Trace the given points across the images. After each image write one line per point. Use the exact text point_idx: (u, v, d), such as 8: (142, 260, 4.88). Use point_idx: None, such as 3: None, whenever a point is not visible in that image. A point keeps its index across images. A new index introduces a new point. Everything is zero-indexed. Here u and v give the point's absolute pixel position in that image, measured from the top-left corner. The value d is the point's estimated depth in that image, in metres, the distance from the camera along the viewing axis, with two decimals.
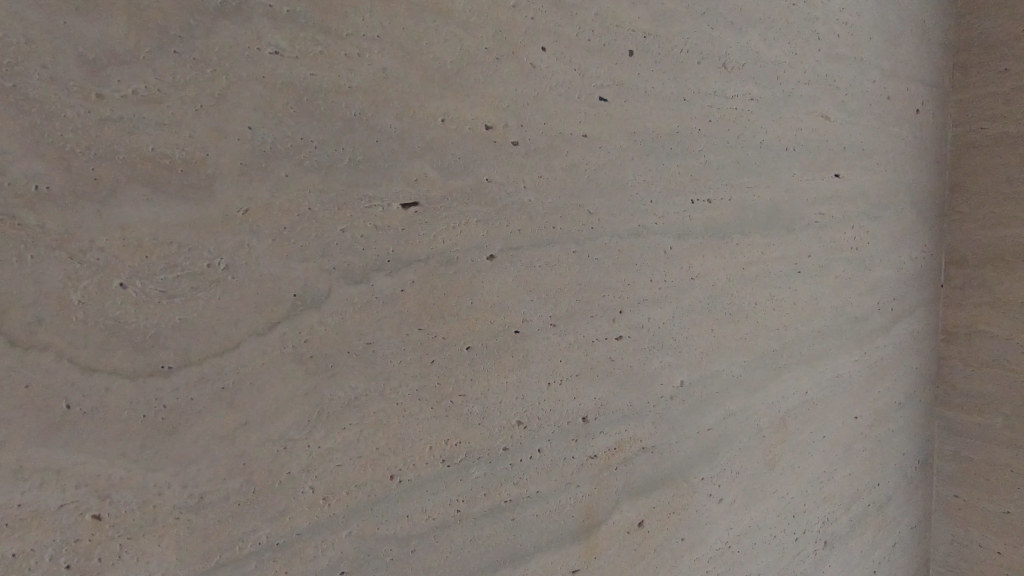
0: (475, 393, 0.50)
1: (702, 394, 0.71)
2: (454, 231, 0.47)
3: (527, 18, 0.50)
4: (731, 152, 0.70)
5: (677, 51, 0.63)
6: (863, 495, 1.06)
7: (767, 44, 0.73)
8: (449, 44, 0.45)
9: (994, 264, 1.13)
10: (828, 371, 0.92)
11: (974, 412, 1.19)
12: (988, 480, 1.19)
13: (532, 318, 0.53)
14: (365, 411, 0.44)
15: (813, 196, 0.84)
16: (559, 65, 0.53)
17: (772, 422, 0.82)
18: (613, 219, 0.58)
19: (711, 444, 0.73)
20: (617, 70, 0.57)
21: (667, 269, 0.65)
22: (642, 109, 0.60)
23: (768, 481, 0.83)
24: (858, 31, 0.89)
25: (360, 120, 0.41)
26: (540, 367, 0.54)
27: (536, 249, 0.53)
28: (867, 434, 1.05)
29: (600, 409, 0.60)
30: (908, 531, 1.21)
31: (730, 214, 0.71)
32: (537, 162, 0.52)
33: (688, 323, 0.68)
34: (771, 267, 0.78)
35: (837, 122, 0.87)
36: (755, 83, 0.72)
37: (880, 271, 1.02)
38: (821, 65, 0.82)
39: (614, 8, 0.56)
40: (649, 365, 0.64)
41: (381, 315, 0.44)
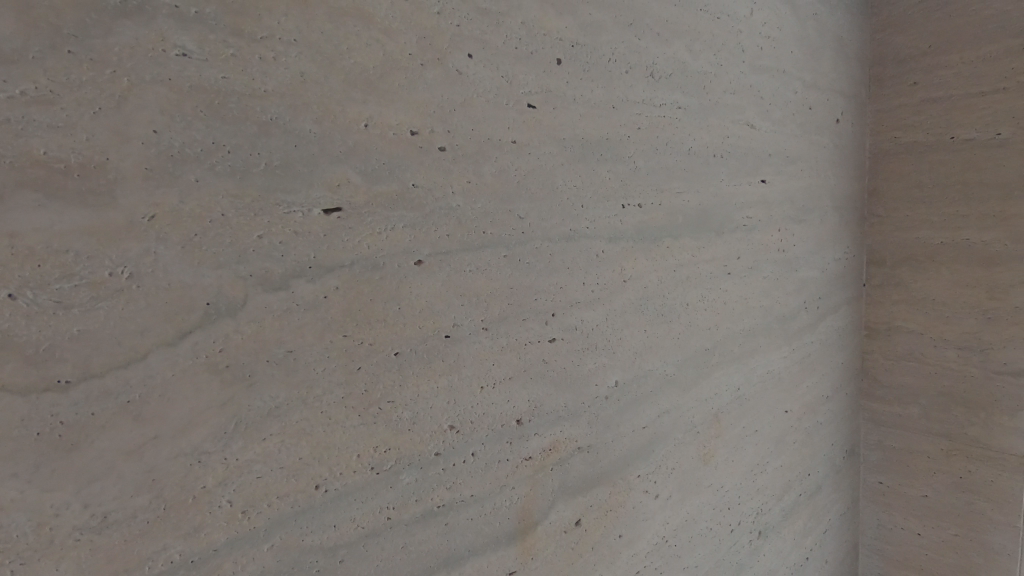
0: (404, 399, 0.50)
1: (636, 394, 0.73)
2: (380, 236, 0.47)
3: (453, 26, 0.50)
4: (660, 159, 0.73)
5: (605, 60, 0.65)
6: (794, 485, 1.11)
7: (693, 54, 0.77)
8: (371, 49, 0.45)
9: (908, 264, 1.21)
10: (758, 368, 0.96)
11: (894, 403, 1.27)
12: (908, 465, 1.27)
13: (463, 322, 0.53)
14: (286, 421, 0.43)
15: (740, 201, 0.88)
16: (486, 72, 0.53)
17: (705, 418, 0.86)
18: (544, 224, 0.60)
19: (646, 442, 0.75)
20: (545, 78, 0.58)
21: (599, 272, 0.66)
22: (571, 116, 0.61)
23: (702, 476, 0.87)
24: (780, 44, 0.94)
25: (276, 125, 0.41)
26: (471, 371, 0.54)
27: (466, 254, 0.53)
28: (797, 427, 1.10)
29: (534, 411, 0.61)
30: (837, 517, 1.28)
31: (660, 218, 0.74)
32: (466, 167, 0.52)
33: (620, 323, 0.70)
34: (702, 269, 0.82)
35: (763, 131, 0.91)
36: (682, 92, 0.75)
37: (806, 272, 1.07)
38: (745, 76, 0.86)
39: (541, 17, 0.58)
40: (583, 366, 0.66)
41: (302, 323, 0.43)
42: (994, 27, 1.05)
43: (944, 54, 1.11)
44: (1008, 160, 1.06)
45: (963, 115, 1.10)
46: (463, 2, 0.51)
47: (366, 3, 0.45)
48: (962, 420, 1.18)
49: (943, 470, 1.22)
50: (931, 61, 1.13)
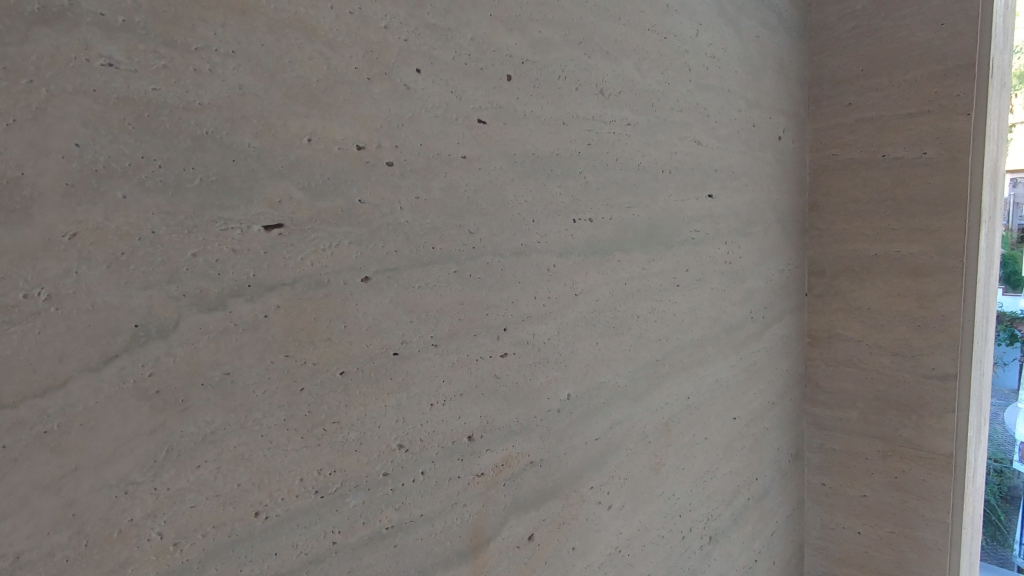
0: (350, 419, 0.49)
1: (588, 406, 0.74)
2: (324, 253, 0.46)
3: (400, 40, 0.50)
4: (610, 174, 0.74)
5: (555, 77, 0.66)
6: (743, 490, 1.14)
7: (641, 73, 0.79)
8: (314, 63, 0.44)
9: (846, 275, 1.27)
10: (707, 377, 0.99)
11: (834, 407, 1.33)
12: (848, 467, 1.33)
13: (412, 339, 0.53)
14: (223, 446, 0.41)
15: (688, 215, 0.90)
16: (435, 87, 0.53)
17: (656, 428, 0.87)
18: (495, 239, 0.60)
19: (599, 454, 0.76)
20: (494, 94, 0.59)
21: (551, 286, 0.67)
22: (521, 132, 0.62)
23: (654, 484, 0.88)
24: (724, 64, 0.97)
25: (212, 139, 0.39)
26: (420, 388, 0.54)
27: (414, 269, 0.52)
28: (745, 433, 1.13)
29: (485, 427, 0.60)
30: (784, 519, 1.32)
31: (611, 232, 0.75)
32: (414, 183, 0.52)
33: (572, 337, 0.71)
34: (651, 281, 0.83)
35: (708, 147, 0.95)
36: (631, 109, 0.77)
37: (752, 282, 1.11)
38: (691, 94, 0.89)
39: (490, 34, 0.58)
40: (535, 381, 0.66)
41: (240, 344, 0.41)
42: (919, 54, 1.12)
43: (875, 77, 1.18)
44: (933, 178, 1.13)
45: (893, 135, 1.17)
46: (411, 17, 0.51)
47: (309, 16, 0.44)
48: (896, 422, 1.24)
49: (880, 471, 1.28)
50: (864, 83, 1.19)
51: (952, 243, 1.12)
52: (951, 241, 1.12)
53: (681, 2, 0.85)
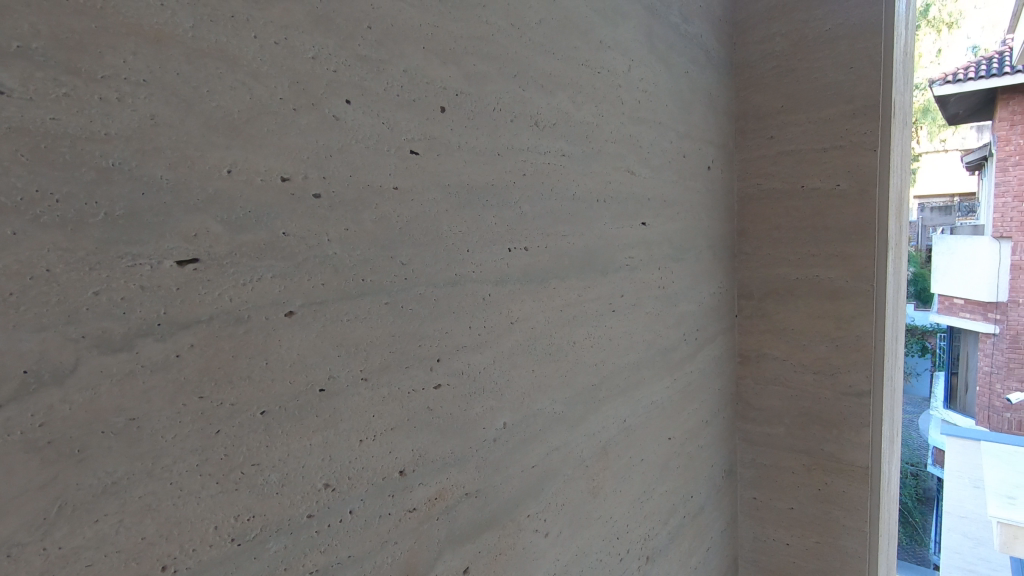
0: (272, 460, 0.47)
1: (525, 434, 0.74)
2: (244, 288, 0.44)
3: (329, 71, 0.49)
4: (545, 204, 0.76)
5: (490, 109, 0.66)
6: (679, 508, 1.17)
7: (576, 106, 0.81)
8: (236, 93, 0.43)
9: (772, 298, 1.34)
10: (643, 398, 1.01)
11: (763, 423, 1.39)
12: (776, 481, 1.39)
13: (340, 374, 0.51)
14: (126, 497, 0.38)
15: (623, 242, 0.93)
16: (366, 118, 0.53)
17: (594, 452, 0.88)
18: (428, 269, 0.59)
19: (536, 481, 0.76)
20: (428, 125, 0.59)
21: (486, 315, 0.67)
22: (456, 163, 0.62)
23: (591, 508, 0.89)
24: (656, 98, 1.02)
25: (120, 171, 0.37)
26: (349, 424, 0.52)
27: (344, 302, 0.51)
28: (680, 452, 1.17)
29: (418, 461, 0.59)
30: (719, 534, 1.36)
31: (547, 260, 0.76)
32: (343, 215, 0.51)
33: (508, 365, 0.71)
34: (588, 307, 0.85)
35: (642, 176, 0.98)
36: (566, 141, 0.79)
37: (685, 305, 1.16)
38: (625, 127, 0.93)
39: (424, 66, 0.58)
40: (470, 411, 0.66)
41: (148, 387, 0.39)
42: (831, 93, 1.21)
43: (794, 114, 1.26)
44: (846, 208, 1.21)
45: (810, 167, 1.25)
46: (341, 48, 0.50)
47: (230, 45, 0.43)
48: (819, 436, 1.31)
49: (805, 484, 1.35)
50: (783, 119, 1.28)
51: (863, 268, 1.21)
52: (863, 266, 1.21)
53: (614, 39, 0.89)
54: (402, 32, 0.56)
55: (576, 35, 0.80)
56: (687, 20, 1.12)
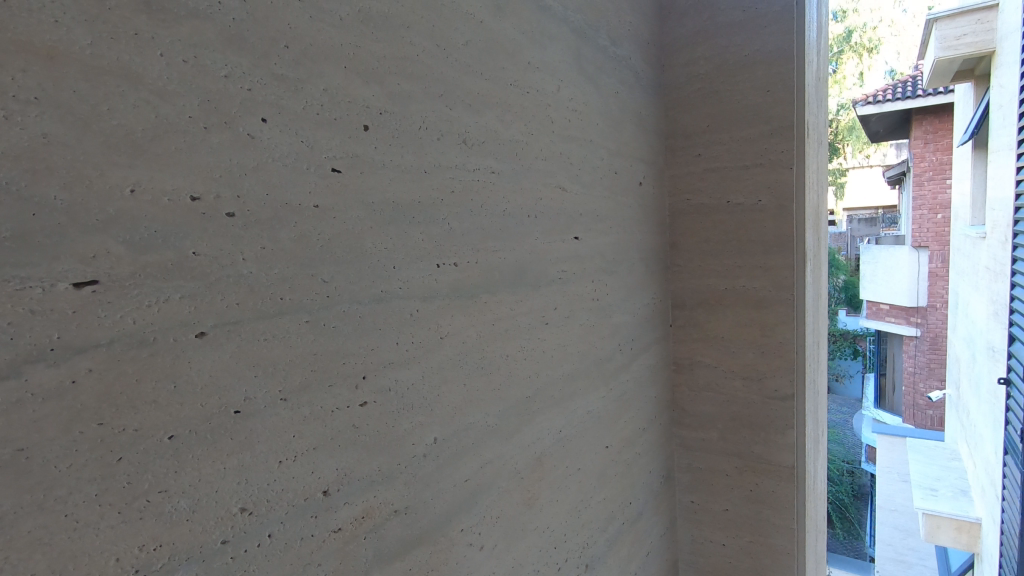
0: (181, 486, 0.46)
1: (456, 448, 0.75)
2: (149, 310, 0.43)
3: (243, 90, 0.49)
4: (474, 221, 0.77)
5: (415, 127, 0.68)
6: (617, 515, 1.20)
7: (504, 124, 0.83)
8: (139, 112, 0.42)
9: (702, 308, 1.40)
10: (578, 409, 1.04)
11: (697, 429, 1.45)
12: (711, 483, 1.45)
13: (257, 395, 0.51)
14: (14, 532, 0.37)
15: (555, 256, 0.96)
16: (283, 137, 0.53)
17: (529, 463, 0.90)
18: (351, 287, 0.59)
19: (468, 496, 0.77)
20: (350, 143, 0.59)
21: (413, 331, 0.68)
22: (381, 181, 0.63)
23: (527, 520, 0.90)
24: (586, 117, 1.05)
25: (8, 191, 0.36)
26: (266, 445, 0.52)
27: (259, 322, 0.51)
28: (617, 459, 1.20)
29: (343, 480, 0.59)
30: (658, 539, 1.40)
31: (476, 275, 0.78)
32: (259, 234, 0.51)
33: (437, 380, 0.71)
34: (520, 321, 0.87)
35: (573, 192, 1.01)
36: (495, 158, 0.81)
37: (619, 316, 1.19)
38: (555, 145, 0.96)
39: (345, 85, 0.59)
40: (399, 427, 0.66)
41: (39, 415, 0.38)
42: (751, 115, 1.29)
43: (717, 133, 1.33)
44: (766, 222, 1.29)
45: (734, 183, 1.32)
46: (256, 67, 0.50)
47: (133, 63, 0.42)
48: (749, 439, 1.37)
49: (737, 485, 1.41)
50: (708, 138, 1.35)
51: (784, 279, 1.28)
52: (784, 276, 1.28)
53: (542, 60, 0.92)
54: (322, 52, 0.56)
55: (503, 56, 0.83)
56: (615, 43, 1.17)
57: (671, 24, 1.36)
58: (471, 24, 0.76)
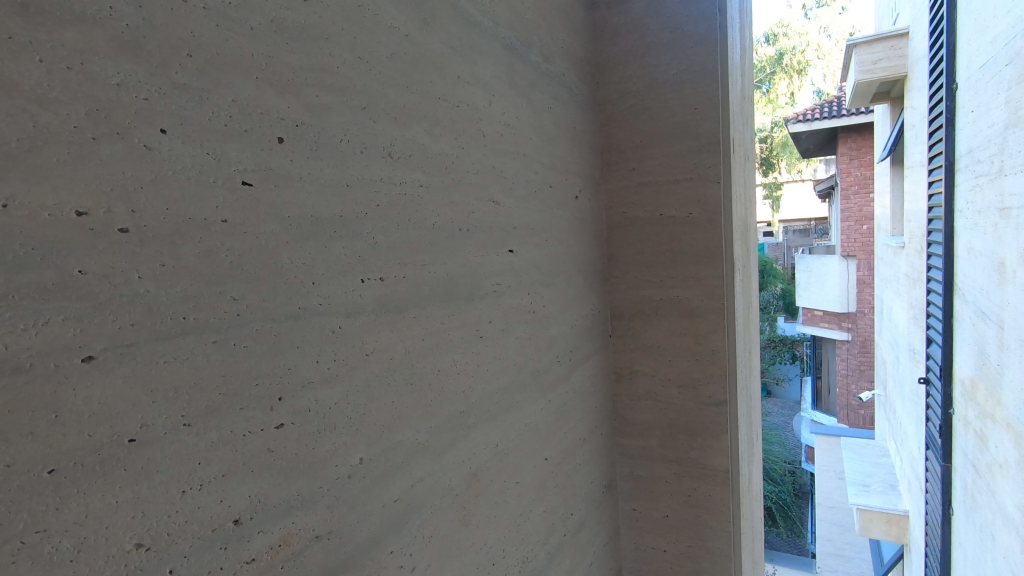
0: (63, 524, 0.43)
1: (384, 468, 0.73)
2: (25, 333, 0.41)
3: (139, 99, 0.47)
4: (401, 234, 0.76)
5: (335, 140, 0.66)
6: (558, 528, 1.20)
7: (433, 138, 0.83)
8: (14, 121, 0.40)
9: (639, 318, 1.44)
10: (516, 422, 1.03)
11: (637, 437, 1.47)
12: (651, 491, 1.47)
13: (155, 422, 0.48)
14: None
15: (489, 269, 0.96)
16: (186, 148, 0.51)
17: (463, 479, 0.88)
18: (265, 304, 0.57)
19: (398, 516, 0.75)
20: (263, 156, 0.57)
21: (336, 348, 0.66)
22: (298, 195, 0.61)
23: (463, 537, 0.88)
24: (519, 131, 1.06)
25: None
26: (167, 475, 0.49)
27: (159, 344, 0.48)
28: (557, 471, 1.20)
29: (255, 508, 0.56)
30: (601, 549, 1.41)
31: (405, 289, 0.76)
32: (158, 250, 0.48)
33: (362, 399, 0.69)
34: (452, 334, 0.86)
35: (506, 206, 1.01)
36: (422, 171, 0.80)
37: (556, 329, 1.20)
38: (487, 159, 0.96)
39: (257, 96, 0.57)
40: (320, 449, 0.64)
41: None
42: (680, 130, 1.33)
43: (649, 148, 1.38)
44: (696, 233, 1.33)
45: (666, 197, 1.36)
46: (154, 76, 0.48)
47: (5, 69, 0.40)
48: (686, 446, 1.41)
49: (676, 491, 1.44)
50: (641, 153, 1.39)
51: (714, 288, 1.33)
52: (714, 286, 1.32)
53: (472, 75, 0.92)
54: (229, 61, 0.55)
55: (431, 70, 0.83)
56: (548, 59, 1.19)
57: (604, 43, 1.41)
58: (396, 37, 0.76)
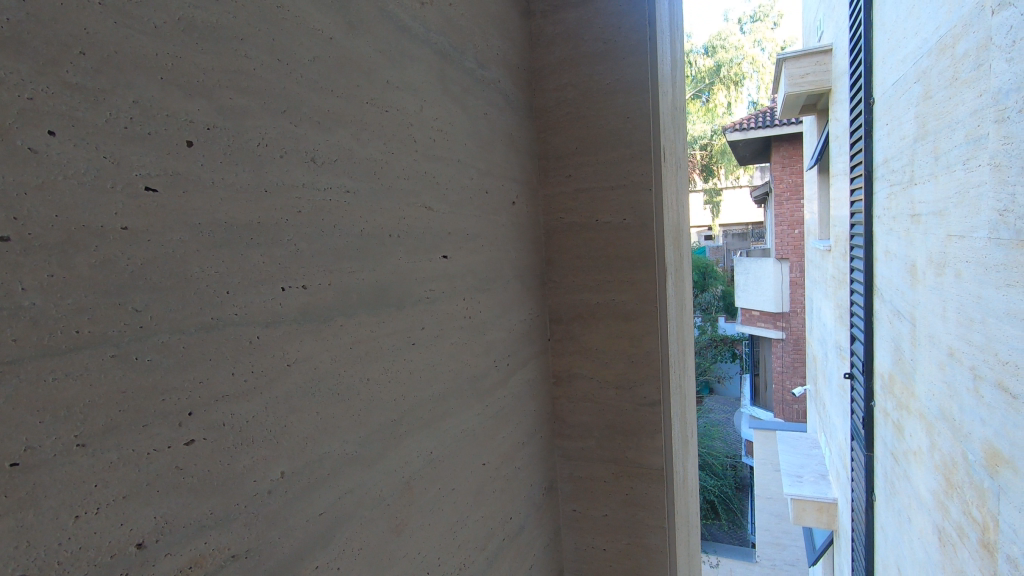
0: None
1: (308, 481, 0.71)
2: None
3: (23, 99, 0.45)
4: (326, 241, 0.74)
5: (252, 144, 0.64)
6: (497, 533, 1.20)
7: (360, 143, 0.81)
8: None
9: (577, 321, 1.46)
10: (451, 428, 1.03)
11: (577, 439, 1.50)
12: (590, 491, 1.50)
13: (42, 444, 0.46)
14: None
15: (421, 275, 0.95)
16: (78, 151, 0.48)
17: (395, 489, 0.87)
18: (172, 315, 0.55)
19: (324, 530, 0.73)
20: (169, 160, 0.55)
21: (254, 359, 0.64)
22: (209, 201, 0.59)
23: (396, 548, 0.87)
24: (452, 137, 1.06)
25: None
26: (56, 499, 0.46)
27: (46, 360, 0.46)
28: (496, 475, 1.20)
29: (162, 529, 0.54)
30: (541, 551, 1.42)
31: (330, 297, 0.75)
32: (47, 260, 0.46)
33: (283, 410, 0.67)
34: (382, 342, 0.85)
35: (439, 212, 1.01)
36: (349, 177, 0.79)
37: (493, 334, 1.20)
38: (419, 164, 0.95)
39: (162, 97, 0.55)
40: (236, 464, 0.61)
41: None
42: (613, 139, 1.37)
43: (583, 155, 1.41)
44: (630, 239, 1.37)
45: (601, 203, 1.40)
46: (40, 74, 0.46)
47: None
48: (623, 446, 1.44)
49: (614, 491, 1.47)
50: (576, 160, 1.41)
51: (647, 291, 1.36)
52: (647, 289, 1.36)
53: (402, 80, 0.91)
54: (130, 61, 0.52)
55: (357, 73, 0.81)
56: (483, 65, 1.19)
57: (540, 51, 1.43)
58: (318, 40, 0.74)
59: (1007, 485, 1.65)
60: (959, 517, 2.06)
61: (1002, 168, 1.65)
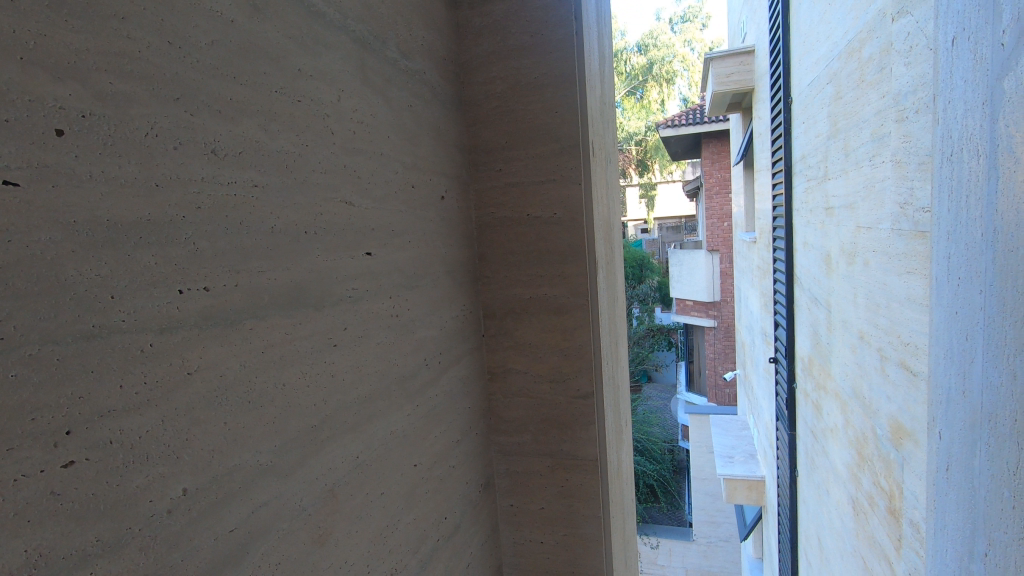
0: None
1: (215, 497, 0.66)
2: None
3: None
4: (231, 238, 0.69)
5: (140, 134, 0.59)
6: (431, 535, 1.17)
7: (269, 134, 0.76)
8: None
9: (510, 316, 1.45)
10: (379, 430, 0.99)
11: (512, 434, 1.49)
12: (527, 485, 1.50)
13: None
14: None
15: (341, 273, 0.91)
16: None
17: (317, 498, 0.83)
18: (41, 324, 0.50)
19: (234, 548, 0.68)
20: (35, 152, 0.50)
21: (147, 369, 0.58)
22: (88, 197, 0.53)
23: (318, 559, 0.83)
24: (374, 129, 1.02)
25: None
26: None
27: None
28: (429, 476, 1.17)
29: (37, 562, 0.49)
30: (478, 548, 1.41)
31: (237, 299, 0.70)
32: None
33: (184, 424, 0.62)
34: (299, 345, 0.80)
35: (361, 207, 0.97)
36: (258, 170, 0.74)
37: (423, 332, 1.17)
38: (337, 157, 0.91)
39: (23, 81, 0.49)
40: (128, 485, 0.56)
41: None
42: (542, 133, 1.36)
43: (513, 150, 1.40)
44: (561, 232, 1.37)
45: (531, 197, 1.39)
46: None
47: None
48: (558, 438, 1.45)
49: (550, 483, 1.48)
50: (506, 154, 1.40)
51: (579, 285, 1.37)
52: (578, 283, 1.37)
53: (316, 68, 0.87)
54: None
55: (264, 60, 0.76)
56: (406, 56, 1.16)
57: (468, 42, 1.40)
58: (216, 22, 0.69)
59: (909, 456, 1.79)
60: (869, 487, 2.22)
61: (902, 164, 1.77)
